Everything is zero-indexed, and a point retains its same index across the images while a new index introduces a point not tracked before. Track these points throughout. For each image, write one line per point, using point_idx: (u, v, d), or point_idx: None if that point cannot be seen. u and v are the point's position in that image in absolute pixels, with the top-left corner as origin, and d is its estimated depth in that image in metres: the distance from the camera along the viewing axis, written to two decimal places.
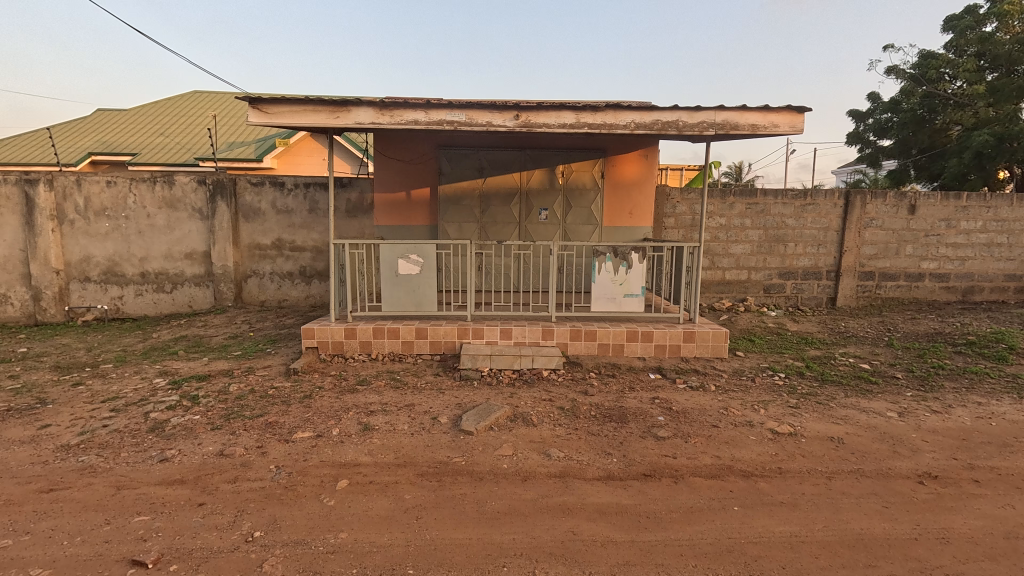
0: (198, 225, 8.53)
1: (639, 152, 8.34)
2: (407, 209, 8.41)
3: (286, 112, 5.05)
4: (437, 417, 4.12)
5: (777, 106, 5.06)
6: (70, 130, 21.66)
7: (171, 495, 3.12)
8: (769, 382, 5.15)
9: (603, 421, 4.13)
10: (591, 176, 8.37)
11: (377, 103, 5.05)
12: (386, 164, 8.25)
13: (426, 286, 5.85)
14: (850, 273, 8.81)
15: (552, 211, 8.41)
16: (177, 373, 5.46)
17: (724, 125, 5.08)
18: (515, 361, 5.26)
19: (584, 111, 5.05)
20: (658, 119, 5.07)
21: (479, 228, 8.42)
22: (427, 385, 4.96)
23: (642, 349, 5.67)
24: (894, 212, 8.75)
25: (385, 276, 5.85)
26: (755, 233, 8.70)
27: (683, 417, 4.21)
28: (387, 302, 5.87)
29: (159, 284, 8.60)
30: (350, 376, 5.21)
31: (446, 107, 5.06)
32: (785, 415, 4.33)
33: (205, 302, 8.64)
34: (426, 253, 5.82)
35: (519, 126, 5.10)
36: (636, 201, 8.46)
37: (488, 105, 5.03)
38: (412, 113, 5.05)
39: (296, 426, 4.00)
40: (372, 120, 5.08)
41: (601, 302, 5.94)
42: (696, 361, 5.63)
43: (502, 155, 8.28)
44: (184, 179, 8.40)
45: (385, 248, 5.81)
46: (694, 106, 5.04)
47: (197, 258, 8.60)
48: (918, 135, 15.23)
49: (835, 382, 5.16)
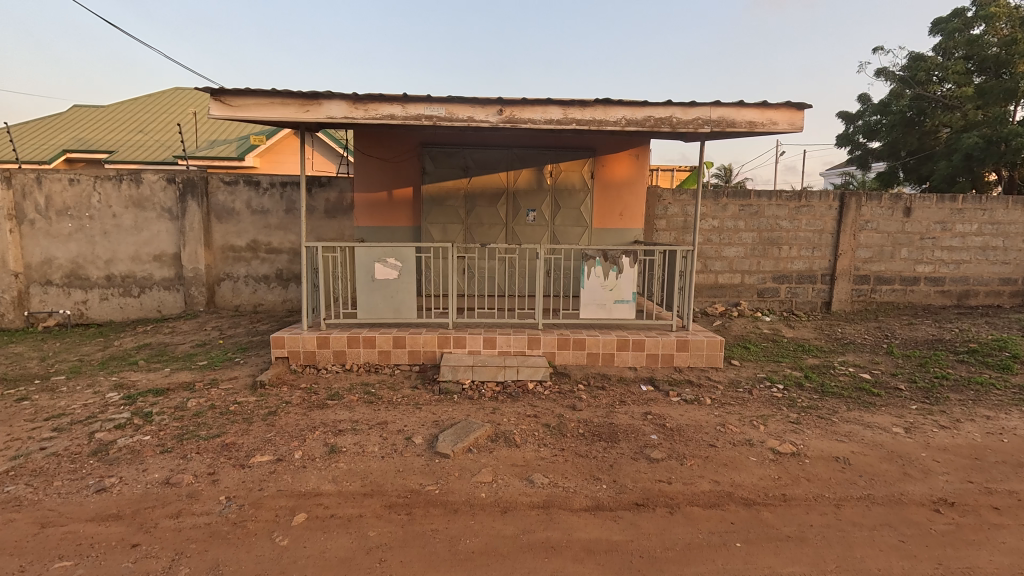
0: (167, 226, 8.10)
1: (630, 153, 8.06)
2: (389, 209, 8.06)
3: (251, 105, 4.67)
4: (411, 437, 3.78)
5: (776, 103, 4.77)
6: (45, 126, 21.00)
7: (101, 533, 2.74)
8: (766, 395, 4.87)
9: (592, 440, 3.82)
10: (581, 176, 8.07)
11: (349, 96, 4.69)
12: (366, 162, 7.90)
13: (405, 291, 5.51)
14: (845, 277, 8.61)
15: (540, 212, 8.10)
16: (133, 386, 5.05)
17: (721, 122, 4.78)
18: (499, 373, 4.94)
19: (572, 107, 4.73)
20: (651, 115, 4.77)
21: (464, 229, 8.08)
22: (404, 399, 4.61)
23: (634, 359, 5.37)
24: (889, 214, 8.55)
25: (361, 280, 5.49)
26: (748, 236, 8.46)
27: (677, 435, 3.90)
28: (363, 308, 5.51)
29: (126, 288, 8.16)
30: (321, 390, 4.84)
31: (423, 101, 4.71)
32: (786, 432, 4.05)
33: (175, 306, 8.21)
34: (404, 257, 5.48)
35: (503, 122, 4.75)
36: (627, 201, 8.18)
37: (469, 99, 4.69)
38: (388, 107, 4.70)
39: (255, 448, 3.63)
40: (344, 114, 4.71)
41: (590, 309, 5.63)
42: (690, 371, 5.34)
43: (488, 153, 7.96)
44: (152, 178, 7.97)
45: (361, 251, 5.45)
46: (688, 102, 4.73)
47: (166, 260, 8.17)
48: (907, 137, 15.13)
49: (836, 394, 4.89)
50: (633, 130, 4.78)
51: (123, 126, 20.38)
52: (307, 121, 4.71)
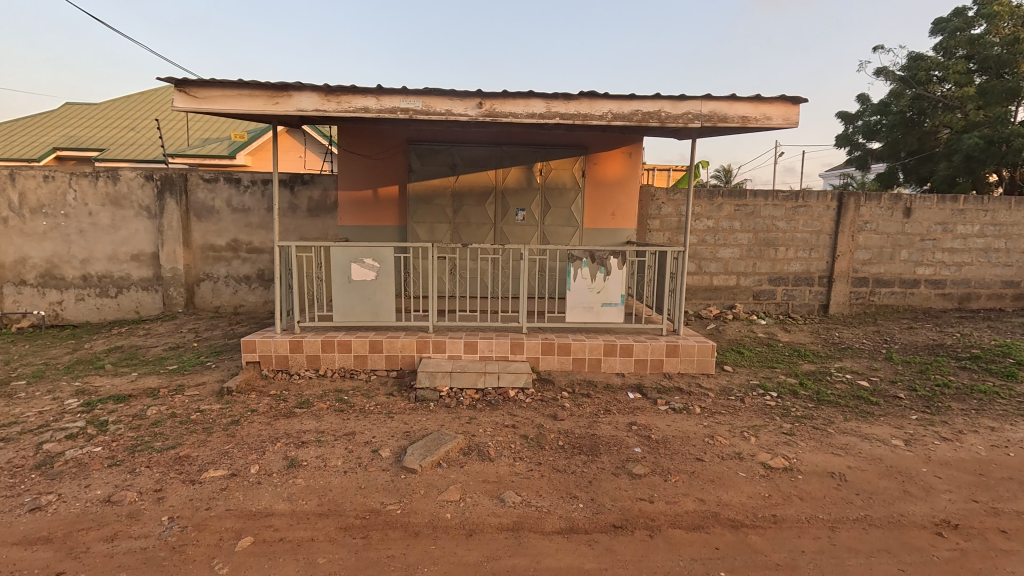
0: (145, 224, 7.86)
1: (623, 151, 7.83)
2: (375, 208, 7.82)
3: (217, 96, 4.44)
4: (378, 450, 3.54)
5: (770, 96, 4.54)
6: (35, 123, 20.75)
7: (25, 559, 2.50)
8: (759, 404, 4.63)
9: (572, 454, 3.58)
10: (572, 175, 7.83)
11: (321, 88, 4.46)
12: (351, 159, 7.66)
13: (383, 293, 5.27)
14: (843, 280, 8.38)
15: (530, 212, 7.86)
16: (95, 392, 4.80)
17: (712, 117, 4.54)
18: (479, 380, 4.70)
19: (555, 100, 4.50)
20: (638, 109, 4.54)
21: (451, 229, 7.84)
22: (376, 408, 4.37)
23: (621, 365, 5.13)
24: (889, 215, 8.33)
25: (337, 282, 5.25)
26: (744, 237, 8.23)
27: (663, 448, 3.67)
28: (339, 311, 5.28)
29: (102, 288, 7.92)
30: (291, 397, 4.61)
31: (399, 93, 4.49)
32: (778, 445, 3.81)
33: (153, 307, 7.97)
34: (382, 257, 5.24)
35: (483, 116, 4.52)
36: (619, 201, 7.95)
37: (448, 92, 4.46)
38: (362, 99, 4.47)
39: (210, 461, 3.39)
40: (316, 107, 4.48)
41: (576, 312, 5.40)
42: (680, 378, 5.11)
43: (476, 151, 7.72)
44: (130, 174, 7.73)
45: (336, 251, 5.21)
46: (678, 95, 4.50)
47: (144, 260, 7.93)
48: (907, 137, 14.90)
49: (832, 403, 4.66)
50: (620, 125, 4.55)
51: (113, 124, 20.11)
52: (277, 114, 4.48)
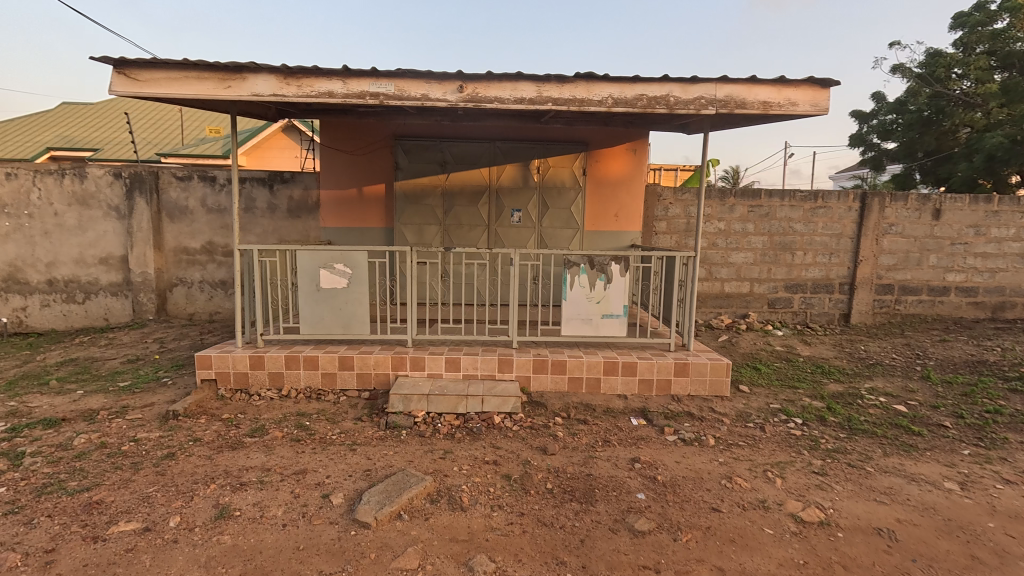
0: (114, 225, 7.34)
1: (627, 147, 7.23)
2: (359, 208, 7.27)
3: (161, 79, 3.89)
4: (330, 495, 2.95)
5: (795, 79, 3.92)
6: (31, 123, 20.42)
7: None
8: (782, 433, 4.01)
9: (562, 501, 2.99)
10: (572, 173, 7.23)
11: (279, 69, 3.90)
12: (333, 156, 7.12)
13: (356, 303, 4.70)
14: (866, 287, 7.74)
15: (527, 212, 7.27)
16: (27, 415, 4.24)
17: (728, 102, 3.93)
18: (460, 404, 4.12)
19: (547, 82, 3.92)
20: (643, 93, 3.95)
21: (441, 231, 7.25)
22: (340, 437, 3.78)
23: (623, 386, 4.53)
24: (916, 217, 7.68)
25: (304, 290, 4.69)
26: (759, 240, 7.61)
27: (671, 494, 3.06)
28: (306, 322, 4.71)
29: (69, 294, 7.40)
30: (245, 422, 4.03)
31: (368, 76, 3.92)
32: (810, 489, 3.18)
33: (123, 314, 7.44)
34: (355, 262, 4.67)
35: (464, 101, 3.94)
36: (623, 201, 7.35)
37: (424, 74, 3.88)
38: (325, 82, 3.90)
39: (125, 510, 2.82)
40: (273, 91, 3.92)
41: (573, 324, 4.79)
42: (690, 402, 4.49)
43: (468, 147, 7.14)
44: (98, 172, 7.21)
45: (303, 255, 4.65)
46: (689, 77, 3.90)
47: (114, 263, 7.40)
48: (924, 137, 14.20)
49: (867, 433, 4.03)
50: (622, 111, 3.95)
51: (106, 124, 19.70)
52: (228, 98, 3.92)
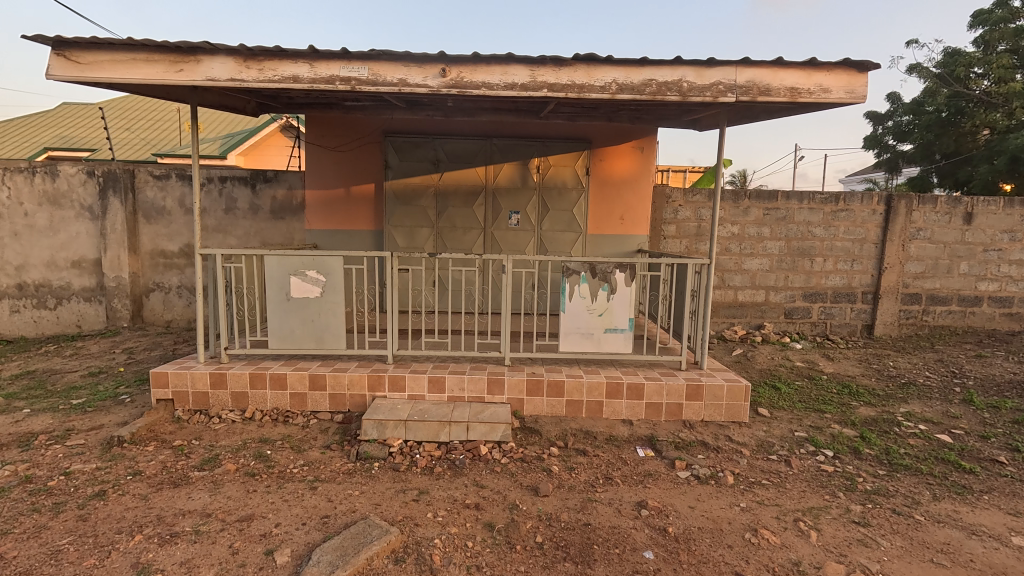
0: (87, 226, 6.92)
1: (633, 144, 6.72)
2: (346, 210, 6.80)
3: (104, 61, 3.43)
4: (275, 552, 2.46)
5: (828, 62, 3.40)
6: (29, 122, 20.16)
7: None
8: (812, 470, 3.48)
9: (553, 561, 2.48)
10: (574, 172, 6.73)
11: (237, 51, 3.43)
12: (319, 153, 6.66)
13: (329, 314, 4.23)
14: (891, 296, 7.18)
15: (525, 214, 6.77)
16: None
17: (749, 88, 3.41)
18: (442, 431, 3.63)
19: (542, 66, 3.43)
20: (652, 79, 3.44)
21: (434, 234, 6.77)
22: (302, 471, 3.30)
23: (628, 410, 4.03)
24: (946, 221, 7.12)
25: (273, 299, 4.22)
26: (775, 245, 7.08)
27: (686, 553, 2.54)
28: (275, 335, 4.25)
29: (40, 299, 6.96)
30: (198, 450, 3.56)
31: (338, 58, 3.45)
32: (852, 546, 2.65)
33: (96, 321, 7.01)
34: (330, 269, 4.20)
35: (446, 87, 3.45)
36: (629, 203, 6.84)
37: (401, 56, 3.42)
38: (290, 65, 3.43)
39: (24, 571, 2.33)
40: (230, 75, 3.45)
41: (572, 339, 4.29)
42: (704, 429, 3.97)
43: (463, 144, 6.65)
44: (70, 170, 6.80)
45: (272, 260, 4.18)
46: (705, 60, 3.39)
47: (87, 267, 6.98)
48: (942, 139, 13.60)
49: (910, 469, 3.49)
50: (627, 99, 3.45)
51: (104, 122, 19.28)
52: (180, 83, 3.46)
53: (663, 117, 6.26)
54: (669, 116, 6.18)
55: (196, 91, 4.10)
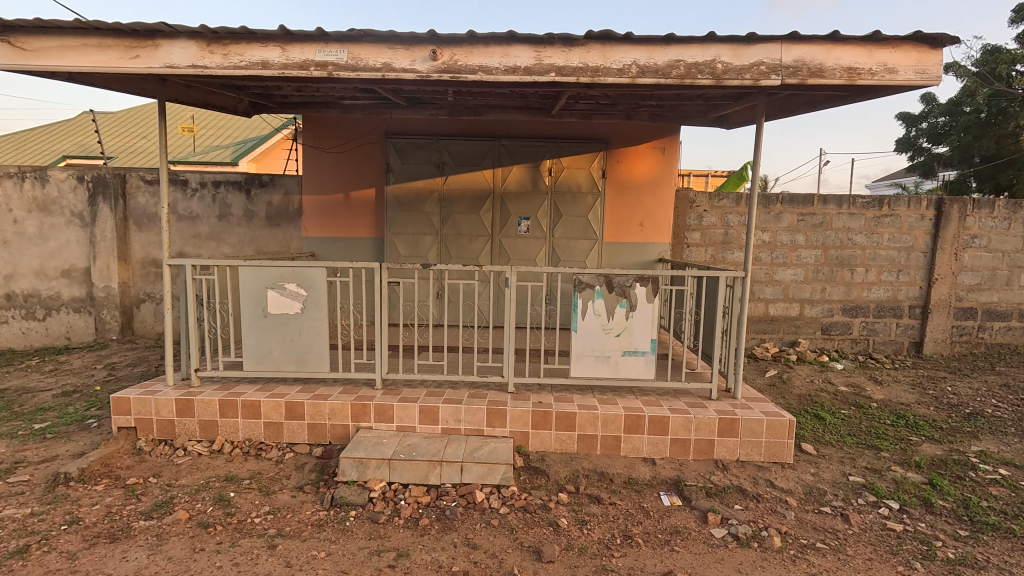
0: (77, 234, 6.59)
1: (654, 144, 6.17)
2: (345, 216, 6.37)
3: (53, 48, 3.03)
4: None
5: (893, 37, 2.83)
6: (48, 129, 20.35)
7: None
8: (876, 529, 2.87)
9: None
10: (589, 175, 6.20)
11: (200, 34, 3.00)
12: (317, 156, 6.26)
13: (310, 333, 3.76)
14: (942, 310, 6.47)
15: (536, 221, 6.25)
16: None
17: (797, 68, 2.84)
18: (432, 472, 3.12)
19: (549, 47, 2.92)
20: (679, 60, 2.89)
21: (437, 242, 6.30)
22: (265, 522, 2.81)
23: (650, 447, 3.47)
24: (1004, 227, 6.40)
25: (249, 315, 3.77)
26: (811, 254, 6.43)
27: None
28: (250, 356, 3.79)
29: (29, 310, 6.63)
30: (152, 492, 3.09)
31: (313, 41, 2.99)
32: None
33: (86, 333, 6.68)
34: (311, 282, 3.73)
35: (437, 72, 2.97)
36: (648, 208, 6.28)
37: (386, 37, 2.95)
38: (258, 49, 2.99)
39: None
40: (192, 62, 3.02)
41: (585, 363, 3.74)
42: (740, 471, 3.38)
43: (469, 145, 6.18)
44: (60, 175, 6.48)
45: (248, 272, 3.74)
46: (743, 36, 2.84)
47: (77, 276, 6.65)
48: (982, 140, 12.71)
49: (1000, 530, 2.85)
50: (650, 83, 2.91)
51: (118, 130, 19.16)
52: (136, 72, 3.03)
53: (687, 114, 5.69)
54: (694, 113, 5.61)
55: (165, 83, 3.68)
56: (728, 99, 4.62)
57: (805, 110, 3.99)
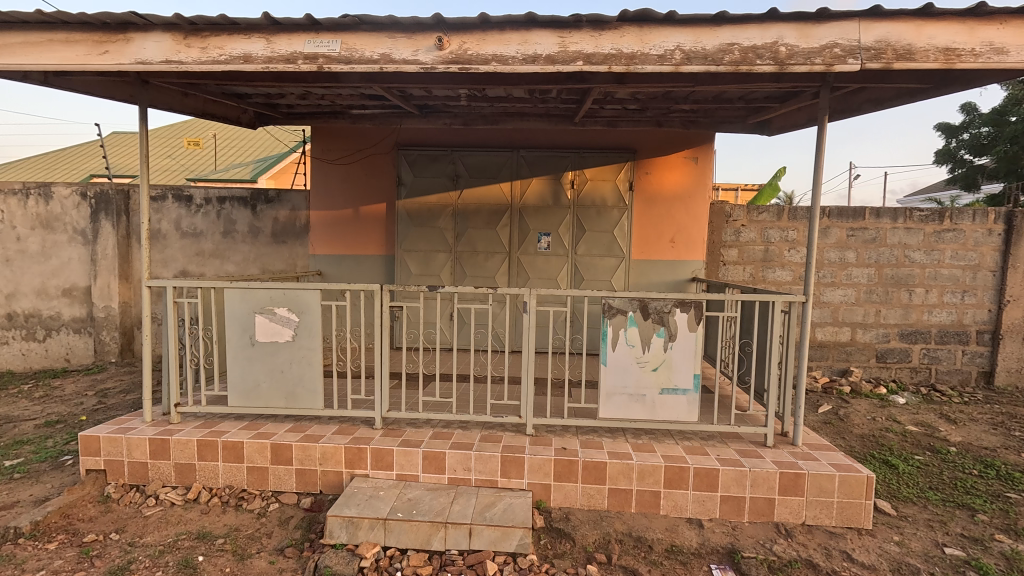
0: (80, 252, 6.34)
1: (685, 154, 5.66)
2: (354, 232, 6.00)
3: (15, 45, 2.70)
4: None
5: (1001, 9, 2.30)
6: (76, 149, 20.78)
7: None
8: None
9: None
10: (615, 187, 5.70)
11: (176, 25, 2.63)
12: (324, 169, 5.91)
13: (303, 364, 3.33)
14: (1016, 336, 5.74)
15: (557, 237, 5.78)
16: None
17: (879, 50, 2.34)
18: (436, 535, 2.62)
19: (576, 32, 2.47)
20: (733, 43, 2.41)
21: (451, 259, 5.86)
22: None
23: (695, 505, 2.91)
24: None
25: (235, 344, 3.35)
26: (863, 273, 5.80)
27: None
28: (235, 390, 3.36)
29: (29, 330, 6.37)
30: (109, 554, 2.64)
31: (303, 31, 2.60)
32: None
33: (86, 355, 6.40)
34: (304, 306, 3.30)
35: (443, 63, 2.54)
36: (680, 223, 5.75)
37: (385, 24, 2.54)
38: (241, 41, 2.61)
39: None
40: (166, 56, 2.65)
41: (616, 402, 3.21)
42: (808, 539, 2.78)
43: (486, 156, 5.76)
44: (64, 191, 6.26)
45: (235, 295, 3.33)
46: (812, 13, 2.35)
47: (78, 295, 6.39)
48: None
49: None
50: (697, 71, 2.43)
51: None
52: (105, 69, 2.67)
53: (724, 119, 5.19)
54: (732, 118, 5.10)
55: (149, 87, 3.34)
56: (774, 100, 4.17)
57: (870, 108, 3.45)
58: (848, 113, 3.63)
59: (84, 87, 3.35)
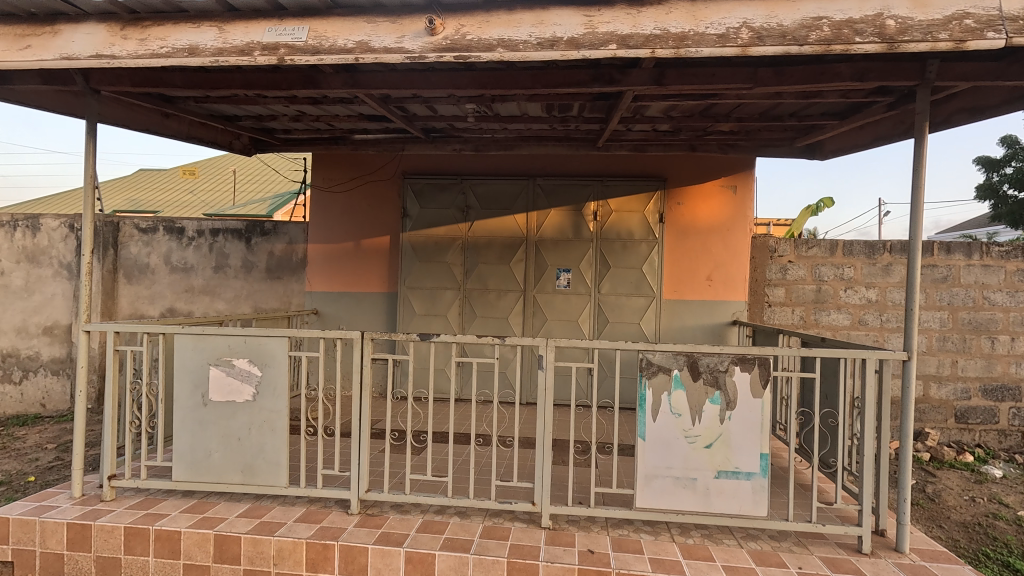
0: (63, 287, 5.90)
1: (722, 181, 5.03)
2: (355, 268, 5.45)
3: None
4: None
5: None
6: None
7: None
8: None
9: None
10: (643, 219, 5.08)
11: (115, 15, 2.16)
12: (323, 200, 5.44)
13: (264, 430, 2.68)
14: None
15: (578, 273, 5.13)
16: None
17: None
18: None
19: (610, 7, 1.90)
20: (817, 18, 1.82)
21: (459, 298, 5.25)
22: None
23: None
24: None
25: (185, 404, 2.73)
26: (934, 317, 4.99)
27: None
28: (183, 461, 2.72)
29: (5, 371, 5.91)
30: None
31: (265, 17, 2.10)
32: None
33: (63, 398, 5.88)
34: (269, 357, 2.69)
35: (435, 51, 1.99)
36: (718, 258, 5.07)
37: (365, 6, 2.02)
38: (191, 30, 2.12)
39: None
40: (99, 50, 2.15)
41: (658, 489, 2.47)
42: None
43: (498, 185, 5.21)
44: (52, 223, 5.89)
45: (187, 343, 2.73)
46: None
47: (59, 334, 5.91)
48: None
49: None
50: (770, 53, 1.82)
51: None
52: (26, 66, 2.19)
53: (767, 142, 4.56)
54: (777, 139, 4.48)
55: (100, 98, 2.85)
56: (833, 115, 3.58)
57: (966, 118, 2.82)
58: (935, 124, 2.99)
59: (32, 99, 2.91)
